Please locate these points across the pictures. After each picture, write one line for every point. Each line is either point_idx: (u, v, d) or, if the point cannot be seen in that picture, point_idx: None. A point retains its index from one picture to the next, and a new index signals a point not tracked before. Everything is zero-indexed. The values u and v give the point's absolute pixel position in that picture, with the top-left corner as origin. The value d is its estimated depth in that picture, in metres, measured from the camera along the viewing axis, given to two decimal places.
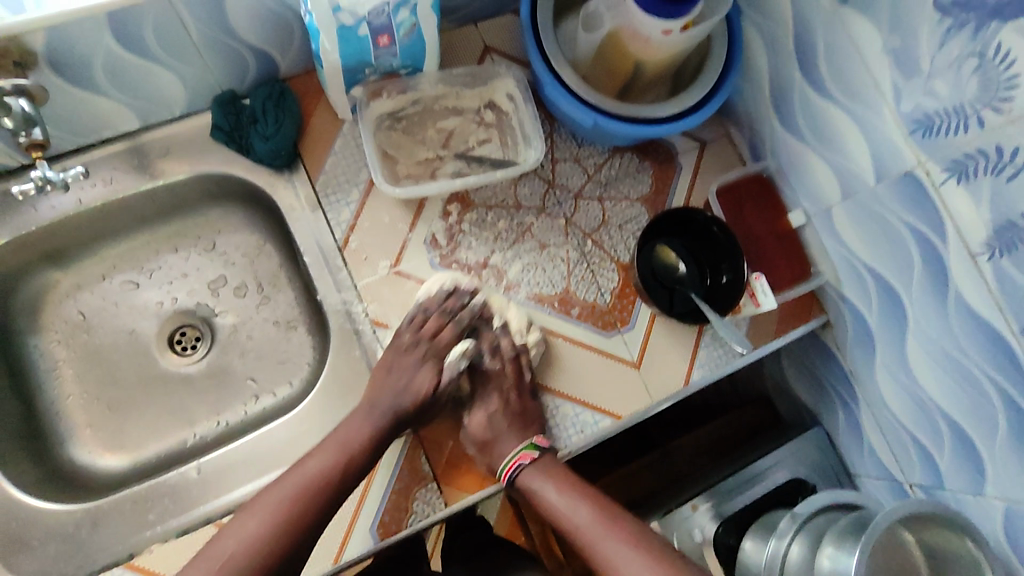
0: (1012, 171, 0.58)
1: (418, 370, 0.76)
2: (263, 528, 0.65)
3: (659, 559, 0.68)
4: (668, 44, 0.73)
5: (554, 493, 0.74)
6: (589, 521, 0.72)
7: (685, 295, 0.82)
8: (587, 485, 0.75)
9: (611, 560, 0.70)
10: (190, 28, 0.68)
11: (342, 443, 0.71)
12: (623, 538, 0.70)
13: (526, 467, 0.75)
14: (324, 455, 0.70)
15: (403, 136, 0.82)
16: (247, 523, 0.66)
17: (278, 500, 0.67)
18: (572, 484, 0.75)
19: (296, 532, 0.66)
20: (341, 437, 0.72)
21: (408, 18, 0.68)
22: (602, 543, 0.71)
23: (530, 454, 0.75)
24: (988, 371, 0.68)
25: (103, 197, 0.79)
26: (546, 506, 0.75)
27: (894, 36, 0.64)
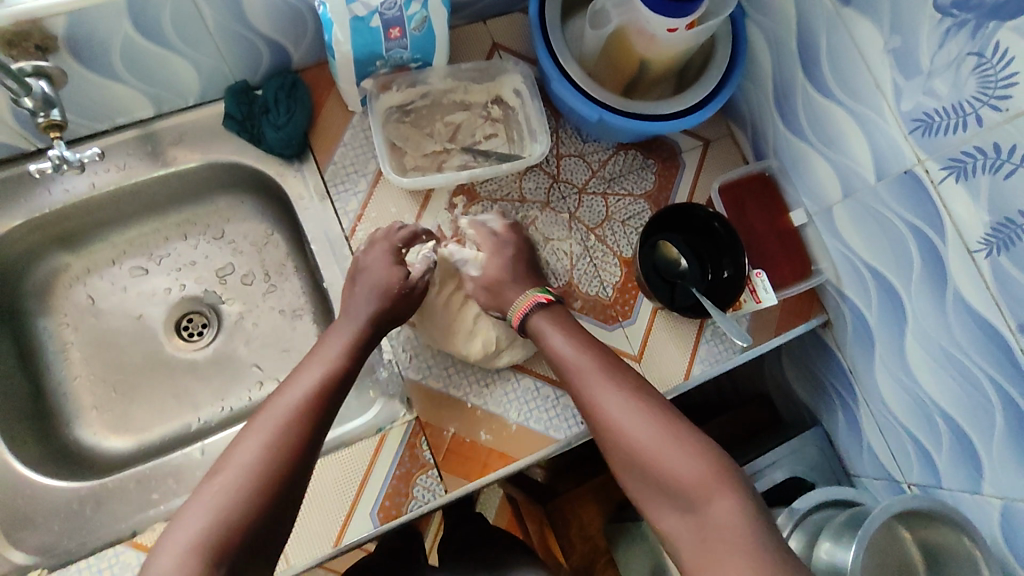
0: (1010, 169, 0.59)
1: (387, 265, 0.75)
2: (247, 464, 0.57)
3: (662, 414, 0.64)
4: (674, 41, 0.74)
5: (558, 338, 0.72)
6: (595, 365, 0.69)
7: (687, 290, 0.83)
8: (591, 338, 0.72)
9: (607, 413, 0.65)
10: (206, 16, 0.70)
11: (319, 367, 0.66)
12: (622, 384, 0.67)
13: (540, 309, 0.74)
14: (280, 405, 0.62)
15: (412, 128, 0.84)
16: (236, 461, 0.57)
17: (248, 451, 0.58)
18: (575, 332, 0.72)
19: (284, 471, 0.58)
20: (287, 392, 0.63)
21: (419, 11, 0.69)
22: (594, 380, 0.67)
23: (545, 296, 0.75)
24: (986, 368, 0.69)
25: (116, 183, 0.81)
26: (551, 351, 0.72)
27: (895, 36, 0.65)
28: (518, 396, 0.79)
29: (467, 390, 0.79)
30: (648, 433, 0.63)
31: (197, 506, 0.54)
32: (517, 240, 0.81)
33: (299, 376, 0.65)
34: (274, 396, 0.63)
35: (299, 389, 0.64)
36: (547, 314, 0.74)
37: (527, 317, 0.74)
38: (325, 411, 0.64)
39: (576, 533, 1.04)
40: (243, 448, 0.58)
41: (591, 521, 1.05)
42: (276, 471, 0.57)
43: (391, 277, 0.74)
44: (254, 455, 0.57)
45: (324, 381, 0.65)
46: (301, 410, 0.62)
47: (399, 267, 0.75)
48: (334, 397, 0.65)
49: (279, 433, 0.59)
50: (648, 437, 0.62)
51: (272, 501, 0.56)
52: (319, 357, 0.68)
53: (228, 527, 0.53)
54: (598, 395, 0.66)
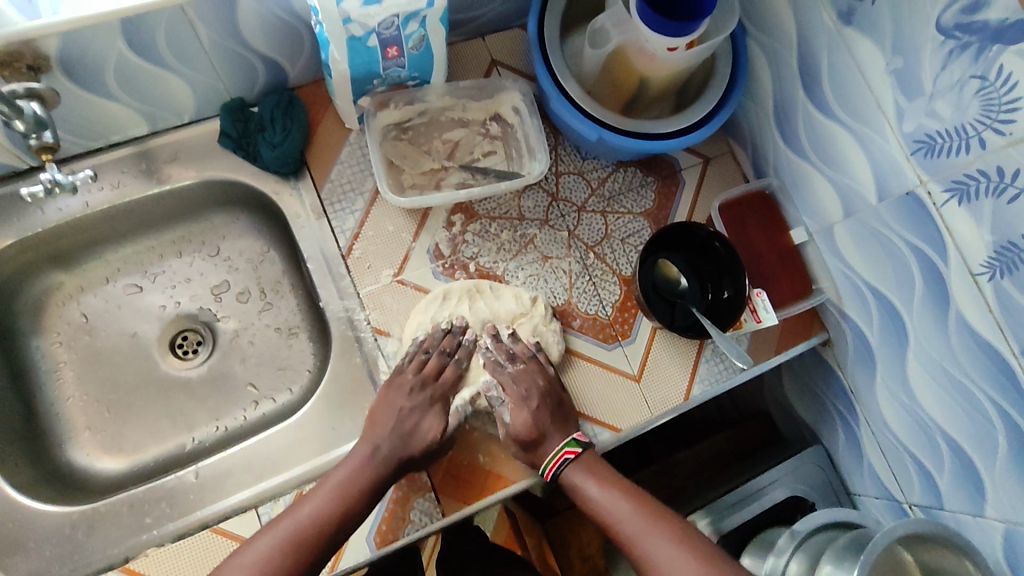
0: (1013, 193, 0.58)
1: (427, 413, 0.74)
2: (280, 539, 0.65)
3: (699, 549, 0.65)
4: (674, 61, 0.73)
5: (594, 489, 0.72)
6: (630, 513, 0.70)
7: (687, 310, 0.82)
8: (627, 484, 0.73)
9: (650, 557, 0.66)
10: (202, 34, 0.69)
11: (332, 493, 0.68)
12: (666, 530, 0.68)
13: (570, 464, 0.73)
14: (344, 466, 0.70)
15: (409, 146, 0.83)
16: (271, 533, 0.65)
17: (296, 518, 0.66)
18: (616, 485, 0.72)
19: (317, 543, 0.65)
20: (351, 457, 0.71)
21: (417, 30, 0.69)
22: (647, 541, 0.67)
23: (574, 450, 0.73)
24: (989, 391, 0.68)
25: (111, 201, 0.80)
26: (586, 502, 0.72)
27: (897, 58, 0.65)
28: None
29: (465, 411, 0.78)
30: (693, 574, 0.64)
31: (245, 554, 0.64)
32: (547, 372, 0.77)
33: (358, 445, 0.72)
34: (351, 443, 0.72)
35: (368, 441, 0.72)
36: (581, 466, 0.73)
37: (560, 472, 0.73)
38: (337, 530, 0.67)
39: (576, 554, 1.03)
40: (292, 516, 0.67)
41: (590, 540, 1.04)
42: (304, 554, 0.65)
43: (422, 427, 0.73)
44: (294, 530, 0.65)
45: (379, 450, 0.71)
46: (353, 485, 0.69)
47: (432, 423, 0.74)
48: (385, 469, 0.70)
49: (314, 528, 0.66)
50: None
51: (300, 573, 0.64)
52: (391, 404, 0.74)
53: (268, 573, 0.62)
54: (649, 552, 0.66)
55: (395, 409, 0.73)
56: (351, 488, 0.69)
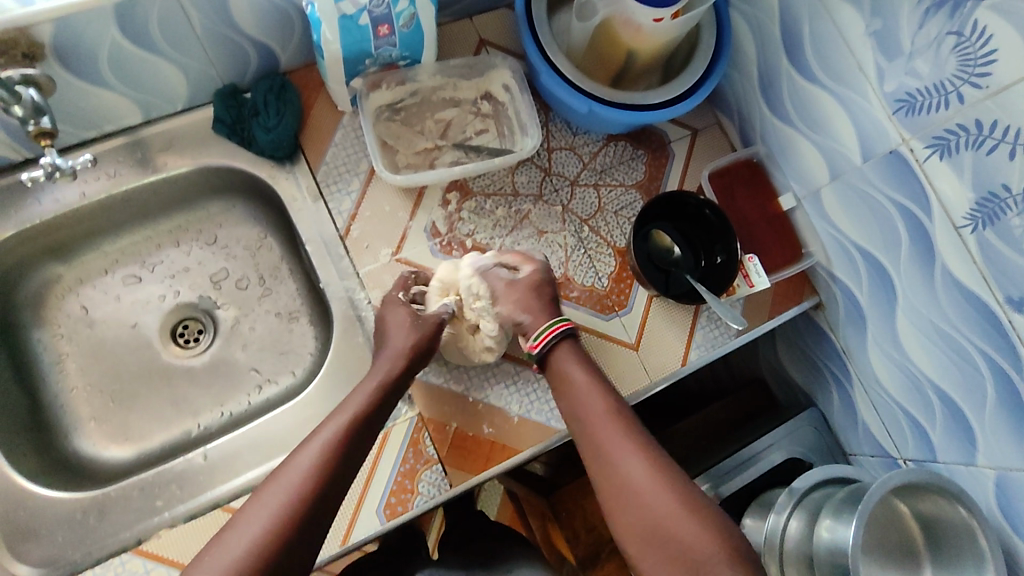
0: (992, 144, 0.60)
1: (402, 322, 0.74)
2: (291, 487, 0.60)
3: (662, 463, 0.66)
4: (660, 31, 0.75)
5: (579, 370, 0.73)
6: (599, 404, 0.70)
7: (681, 278, 0.84)
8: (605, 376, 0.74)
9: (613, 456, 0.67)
10: (193, 18, 0.69)
11: (342, 417, 0.67)
12: (632, 436, 0.68)
13: (565, 336, 0.75)
14: (324, 431, 0.66)
15: (403, 127, 0.84)
16: (278, 485, 0.61)
17: (290, 476, 0.61)
18: (596, 384, 0.72)
19: (318, 501, 0.61)
20: (340, 414, 0.68)
21: (407, 7, 0.70)
22: (611, 439, 0.68)
23: (567, 325, 0.76)
24: (976, 341, 0.70)
25: (107, 191, 0.80)
26: (564, 382, 0.73)
27: (876, 19, 0.67)
28: (518, 388, 0.80)
29: (468, 384, 0.80)
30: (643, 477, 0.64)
31: (255, 510, 0.59)
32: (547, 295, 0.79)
33: (339, 412, 0.68)
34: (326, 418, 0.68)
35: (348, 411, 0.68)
36: (571, 345, 0.75)
37: (549, 346, 0.75)
38: (345, 459, 0.65)
39: (580, 523, 1.03)
40: (292, 466, 0.62)
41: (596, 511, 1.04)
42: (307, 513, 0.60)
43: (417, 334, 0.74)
44: (296, 482, 0.61)
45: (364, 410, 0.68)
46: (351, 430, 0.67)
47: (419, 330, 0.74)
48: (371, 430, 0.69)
49: (326, 450, 0.64)
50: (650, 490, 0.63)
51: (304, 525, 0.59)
52: (371, 375, 0.72)
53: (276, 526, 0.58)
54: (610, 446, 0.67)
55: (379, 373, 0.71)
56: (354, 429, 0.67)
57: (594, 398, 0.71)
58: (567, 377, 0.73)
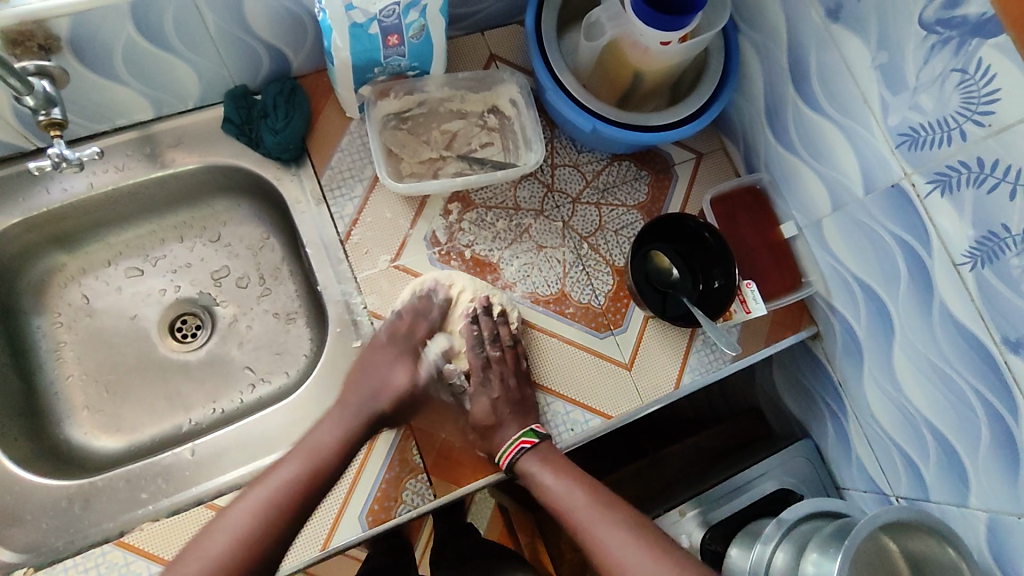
0: (993, 183, 0.60)
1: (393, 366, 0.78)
2: (244, 526, 0.65)
3: (638, 530, 0.71)
4: (668, 54, 0.75)
5: (550, 479, 0.75)
6: (578, 506, 0.73)
7: (678, 300, 0.84)
8: (583, 476, 0.76)
9: (604, 549, 0.70)
10: (207, 20, 0.71)
11: (305, 455, 0.71)
12: (620, 521, 0.72)
13: (526, 454, 0.75)
14: (287, 469, 0.70)
15: (409, 136, 0.85)
16: (232, 521, 0.66)
17: (235, 521, 0.66)
18: (568, 473, 0.75)
19: (278, 531, 0.66)
20: (307, 449, 0.71)
21: (417, 19, 0.70)
22: (600, 529, 0.71)
23: (531, 441, 0.76)
24: (972, 381, 0.69)
25: (115, 183, 0.82)
26: (542, 491, 0.75)
27: (882, 53, 0.67)
28: None
29: (458, 394, 0.79)
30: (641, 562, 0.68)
31: (221, 528, 0.66)
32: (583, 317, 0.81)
33: (272, 476, 0.69)
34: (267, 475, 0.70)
35: (289, 471, 0.70)
36: (539, 452, 0.76)
37: (515, 460, 0.76)
38: (305, 499, 0.69)
39: (566, 543, 1.01)
40: (248, 505, 0.67)
41: None
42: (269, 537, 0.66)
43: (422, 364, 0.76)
44: (242, 536, 0.65)
45: (299, 480, 0.69)
46: (315, 474, 0.70)
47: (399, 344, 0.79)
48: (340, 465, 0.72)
49: (283, 494, 0.68)
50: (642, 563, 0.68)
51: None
52: (342, 405, 0.75)
53: (220, 573, 0.63)
54: (599, 541, 0.71)
55: (348, 414, 0.74)
56: (314, 471, 0.70)
57: (573, 500, 0.74)
58: (540, 489, 0.75)
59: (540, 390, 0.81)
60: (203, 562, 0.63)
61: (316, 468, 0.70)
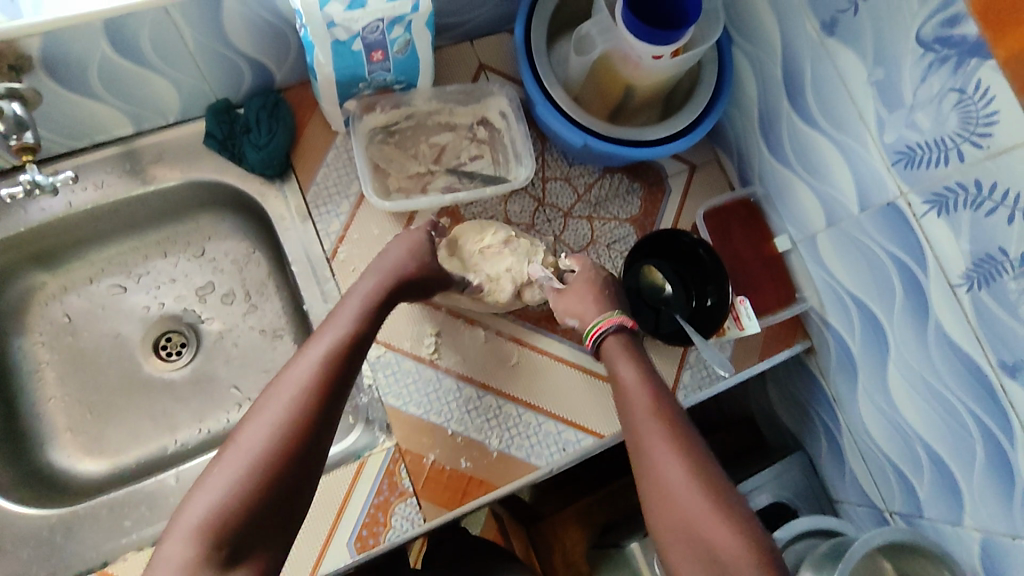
0: (991, 206, 0.59)
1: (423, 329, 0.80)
2: (265, 431, 0.54)
3: (702, 466, 0.61)
4: (660, 68, 0.73)
5: (631, 373, 0.69)
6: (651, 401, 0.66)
7: (671, 317, 0.82)
8: (659, 376, 0.69)
9: (659, 466, 0.62)
10: (185, 35, 0.68)
11: (335, 328, 0.63)
12: (681, 442, 0.63)
13: (614, 334, 0.72)
14: (320, 341, 0.62)
15: (396, 150, 0.83)
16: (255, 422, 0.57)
17: (253, 438, 0.54)
18: (648, 372, 0.69)
19: (310, 418, 0.56)
20: (337, 319, 0.65)
21: (402, 35, 0.68)
22: (656, 442, 0.63)
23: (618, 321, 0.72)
24: (967, 402, 0.68)
25: (95, 202, 0.80)
26: (619, 380, 0.69)
27: (878, 69, 0.65)
28: (500, 423, 0.78)
29: (447, 414, 0.78)
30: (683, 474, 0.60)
31: (248, 438, 0.54)
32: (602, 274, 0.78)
33: (293, 367, 0.59)
34: (282, 372, 0.59)
35: (301, 369, 0.59)
36: (625, 338, 0.72)
37: (599, 342, 0.73)
38: (344, 367, 0.61)
39: (560, 560, 1.01)
40: (262, 415, 0.56)
41: (576, 545, 1.02)
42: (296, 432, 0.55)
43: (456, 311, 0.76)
44: (266, 445, 0.54)
45: (321, 370, 0.59)
46: (355, 333, 0.64)
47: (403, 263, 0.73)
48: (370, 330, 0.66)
49: (312, 375, 0.58)
50: (692, 496, 0.59)
51: (273, 492, 0.53)
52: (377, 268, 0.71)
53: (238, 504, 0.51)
54: (657, 466, 0.62)
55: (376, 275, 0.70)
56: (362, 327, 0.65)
57: (643, 402, 0.66)
58: (620, 376, 0.69)
59: (531, 409, 0.79)
60: (226, 467, 0.53)
61: (345, 338, 0.62)
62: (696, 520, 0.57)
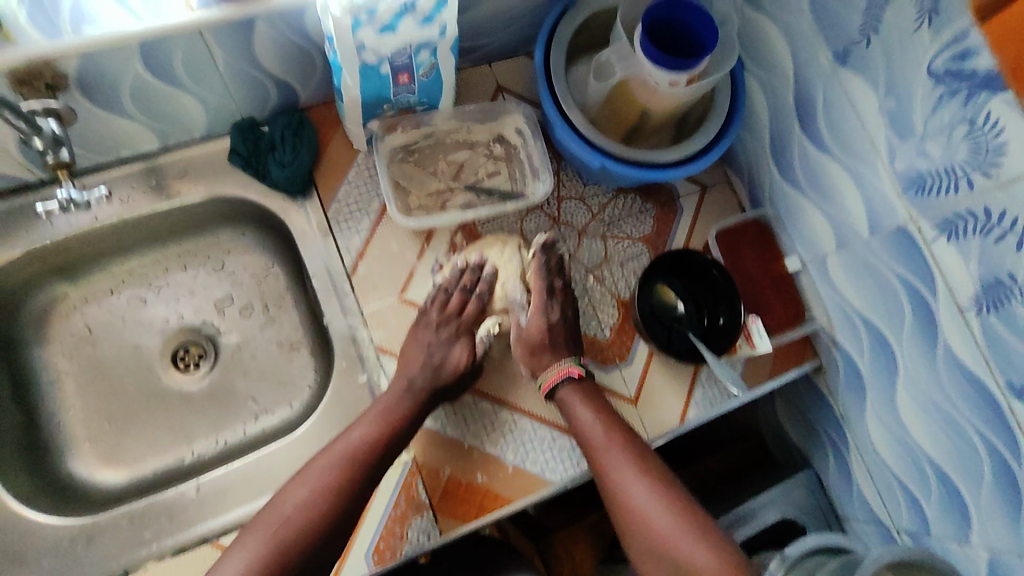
0: (999, 233, 0.60)
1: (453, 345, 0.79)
2: (306, 497, 0.67)
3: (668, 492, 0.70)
4: (675, 94, 0.75)
5: (586, 414, 0.75)
6: (620, 445, 0.73)
7: (683, 335, 0.84)
8: (614, 412, 0.76)
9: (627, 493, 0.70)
10: (217, 57, 0.70)
11: (377, 417, 0.73)
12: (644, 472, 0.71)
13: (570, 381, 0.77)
14: (366, 424, 0.72)
15: (416, 168, 0.85)
16: (302, 482, 0.68)
17: (308, 485, 0.67)
18: (602, 410, 0.75)
19: (347, 487, 0.68)
20: (377, 408, 0.74)
21: (428, 59, 0.70)
22: (621, 470, 0.72)
23: (578, 370, 0.77)
24: (974, 421, 0.70)
25: (119, 216, 0.81)
26: (575, 424, 0.75)
27: (890, 99, 0.67)
28: (515, 438, 0.79)
29: (464, 430, 0.79)
30: (655, 508, 0.69)
31: (293, 493, 0.67)
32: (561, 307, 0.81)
33: (347, 437, 0.71)
34: (331, 443, 0.72)
35: (352, 440, 0.71)
36: (575, 389, 0.77)
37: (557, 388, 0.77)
38: (382, 452, 0.71)
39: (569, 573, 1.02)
40: (316, 466, 0.69)
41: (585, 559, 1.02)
42: (335, 501, 0.67)
43: (449, 360, 0.77)
44: (313, 496, 0.67)
45: (370, 443, 0.71)
46: (388, 430, 0.72)
47: (459, 351, 0.79)
48: (400, 434, 0.73)
49: (357, 449, 0.70)
50: (657, 512, 0.69)
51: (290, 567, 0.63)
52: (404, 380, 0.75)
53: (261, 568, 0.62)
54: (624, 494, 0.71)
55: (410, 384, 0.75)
56: (385, 433, 0.72)
57: (602, 439, 0.73)
58: (578, 425, 0.75)
59: (546, 424, 0.80)
60: (271, 528, 0.64)
61: (386, 426, 0.72)
62: (662, 532, 0.67)
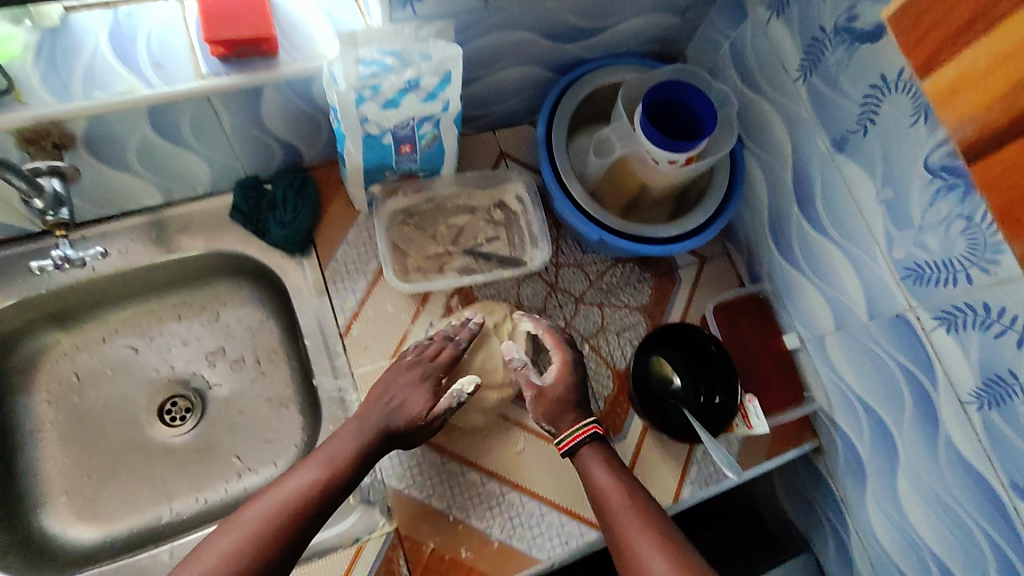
0: (999, 329, 0.59)
1: (414, 390, 0.74)
2: (236, 542, 0.61)
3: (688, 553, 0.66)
4: (675, 172, 0.76)
5: (605, 478, 0.71)
6: (634, 505, 0.69)
7: (678, 411, 0.82)
8: (632, 477, 0.73)
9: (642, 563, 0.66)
10: (224, 120, 0.72)
11: (324, 461, 0.68)
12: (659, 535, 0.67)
13: (590, 443, 0.74)
14: (312, 467, 0.67)
15: (415, 231, 0.85)
16: (231, 529, 0.62)
17: (240, 531, 0.62)
18: (619, 473, 0.72)
19: (281, 534, 0.62)
20: (324, 451, 0.69)
21: (431, 130, 0.71)
22: (636, 534, 0.67)
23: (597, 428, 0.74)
24: (978, 519, 0.67)
25: (117, 267, 0.82)
26: (592, 488, 0.72)
27: (887, 188, 0.67)
28: (501, 512, 0.77)
29: (450, 501, 0.77)
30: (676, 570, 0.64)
31: (220, 539, 0.61)
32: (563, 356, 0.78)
33: (291, 479, 0.66)
34: (273, 484, 0.66)
35: (294, 484, 0.66)
36: (598, 448, 0.74)
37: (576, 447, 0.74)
38: (324, 498, 0.66)
39: None
40: (253, 509, 0.64)
41: None
42: (263, 549, 0.61)
43: (407, 405, 0.72)
44: (242, 542, 0.61)
45: (308, 491, 0.65)
46: (332, 477, 0.67)
47: (419, 399, 0.73)
48: (345, 481, 0.68)
49: (301, 495, 0.65)
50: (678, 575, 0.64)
51: None
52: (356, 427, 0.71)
53: None
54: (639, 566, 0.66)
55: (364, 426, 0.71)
56: (329, 480, 0.67)
57: (619, 503, 0.70)
58: (595, 489, 0.71)
59: (535, 498, 0.78)
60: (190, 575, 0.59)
61: (330, 472, 0.67)
62: None
